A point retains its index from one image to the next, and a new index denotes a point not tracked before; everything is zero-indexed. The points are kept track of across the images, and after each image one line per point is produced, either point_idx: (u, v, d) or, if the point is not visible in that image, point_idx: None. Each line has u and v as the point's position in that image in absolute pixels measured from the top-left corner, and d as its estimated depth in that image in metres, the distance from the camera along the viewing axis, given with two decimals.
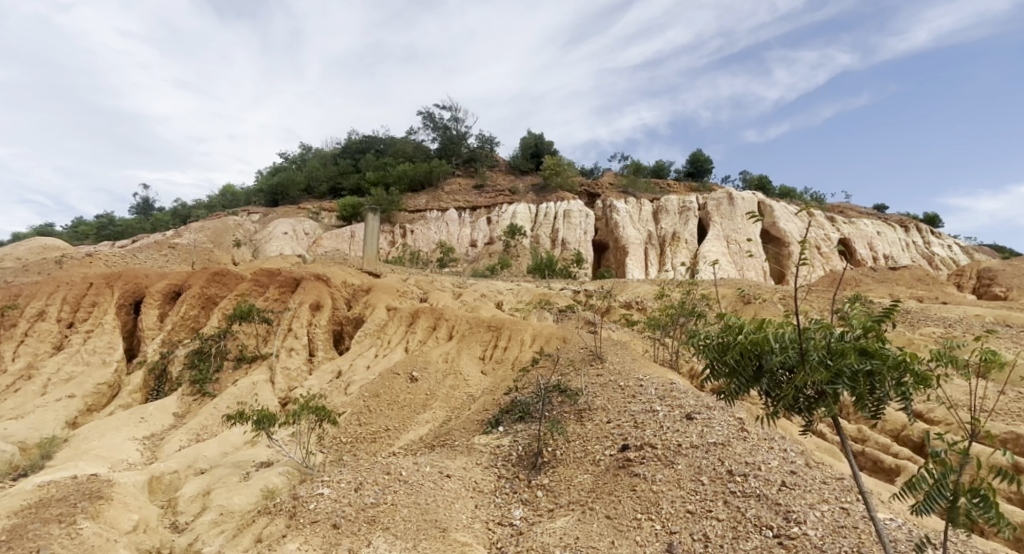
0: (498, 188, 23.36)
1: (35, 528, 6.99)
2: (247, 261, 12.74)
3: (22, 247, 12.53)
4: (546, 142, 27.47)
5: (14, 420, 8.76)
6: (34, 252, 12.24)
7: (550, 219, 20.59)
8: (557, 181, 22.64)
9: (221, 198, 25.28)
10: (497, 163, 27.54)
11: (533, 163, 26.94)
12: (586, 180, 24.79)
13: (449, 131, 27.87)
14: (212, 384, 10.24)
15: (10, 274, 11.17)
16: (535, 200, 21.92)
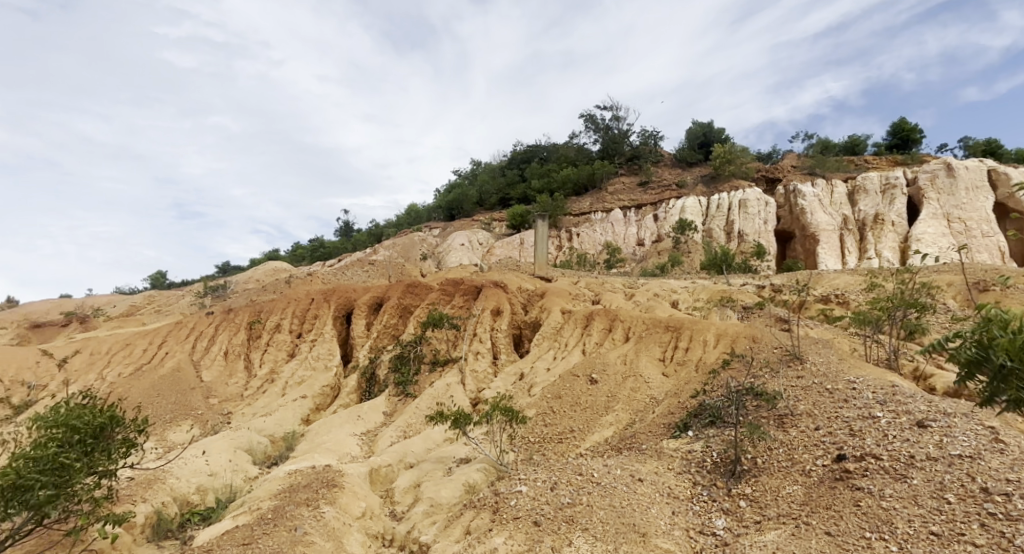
0: (664, 183, 22.75)
1: (290, 510, 8.20)
2: (433, 272, 13.82)
3: (260, 271, 14.94)
4: (716, 131, 26.14)
5: (264, 416, 10.32)
6: (268, 275, 14.48)
7: (723, 210, 19.51)
8: (728, 170, 21.38)
9: (405, 217, 27.94)
10: (662, 158, 26.70)
11: (701, 154, 25.84)
12: (763, 166, 23.09)
13: (611, 131, 27.87)
14: (413, 385, 11.16)
15: (253, 293, 13.28)
16: (706, 191, 20.90)
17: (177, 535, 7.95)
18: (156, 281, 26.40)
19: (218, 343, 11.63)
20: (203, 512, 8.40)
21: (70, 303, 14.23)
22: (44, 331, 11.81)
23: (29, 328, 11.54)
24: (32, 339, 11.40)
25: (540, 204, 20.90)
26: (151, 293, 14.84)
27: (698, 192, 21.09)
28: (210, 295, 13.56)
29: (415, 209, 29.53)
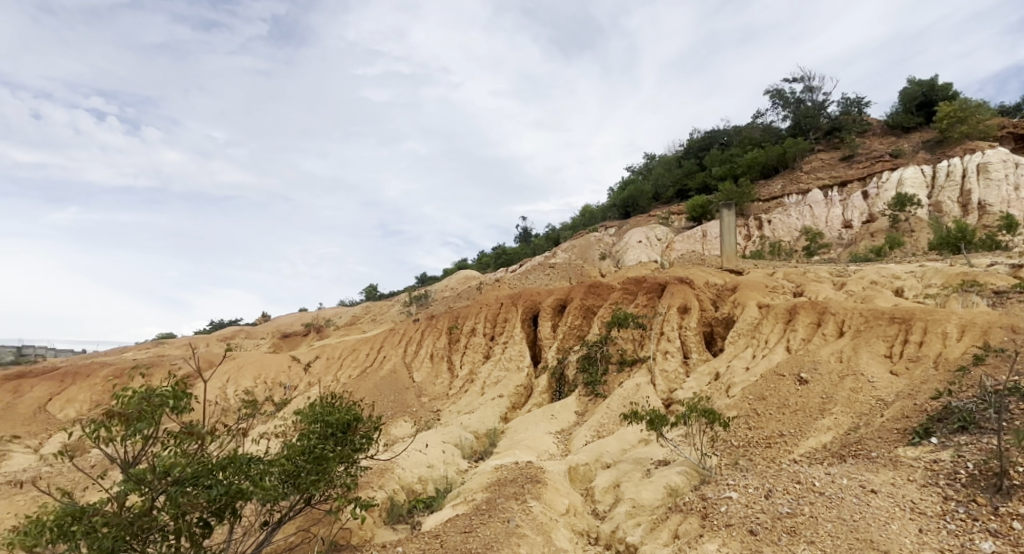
0: (874, 154, 20.24)
1: (501, 503, 8.66)
2: (613, 272, 13.82)
3: (454, 280, 16.24)
4: (941, 87, 22.50)
5: (467, 414, 11.08)
6: (460, 283, 15.66)
7: (956, 180, 16.70)
8: (962, 131, 18.38)
9: (580, 217, 28.45)
10: (870, 128, 23.78)
11: (921, 117, 22.48)
12: (1010, 121, 19.28)
13: (805, 105, 25.42)
14: (603, 385, 11.17)
15: (449, 300, 14.44)
16: (930, 159, 18.21)
17: (407, 520, 8.86)
18: (368, 293, 30.09)
19: (424, 347, 12.83)
20: (425, 500, 9.23)
21: (308, 315, 16.85)
22: (292, 340, 14.09)
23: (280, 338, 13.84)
24: (283, 347, 13.67)
25: (723, 193, 19.77)
26: (367, 303, 16.94)
27: (921, 162, 18.34)
28: (414, 304, 15.04)
29: (589, 210, 29.83)
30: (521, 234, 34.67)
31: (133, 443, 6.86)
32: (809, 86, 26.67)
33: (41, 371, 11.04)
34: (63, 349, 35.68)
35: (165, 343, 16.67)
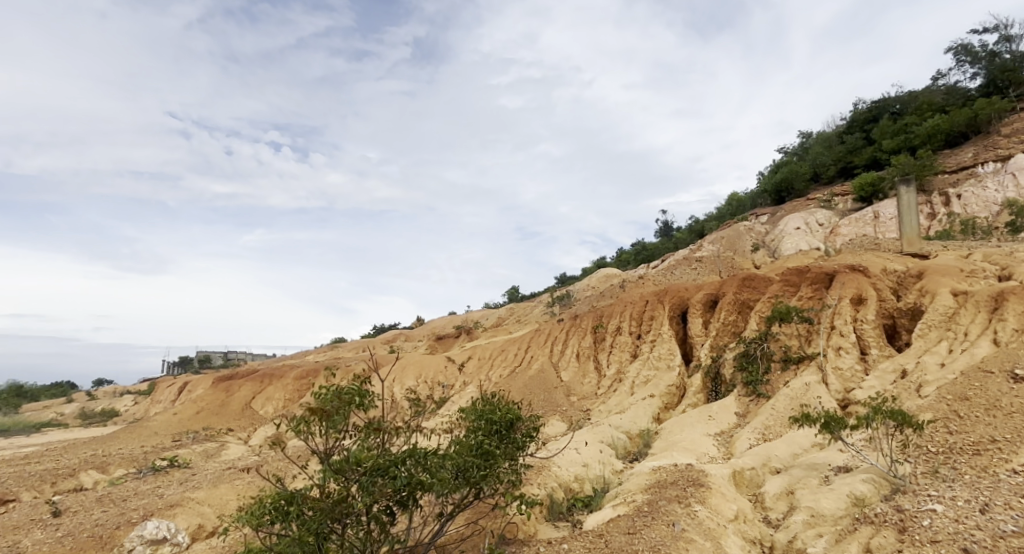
0: None
1: (664, 505, 8.32)
2: (769, 263, 13.01)
3: (595, 278, 16.29)
4: None
5: (619, 414, 10.94)
6: (602, 281, 15.64)
7: None
8: None
9: (726, 207, 27.17)
10: None
11: None
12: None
13: (1000, 57, 21.96)
14: (765, 384, 10.46)
15: (592, 300, 14.43)
16: None
17: (567, 518, 8.86)
18: (510, 296, 31.06)
19: (570, 346, 12.94)
20: (584, 499, 9.18)
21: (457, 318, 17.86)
22: (445, 342, 14.95)
23: (435, 340, 14.76)
24: (438, 348, 14.57)
25: (897, 167, 17.78)
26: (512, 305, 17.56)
27: None
28: (556, 305, 15.25)
29: (738, 197, 28.15)
30: (660, 230, 33.79)
31: (329, 436, 7.61)
32: (1005, 35, 22.97)
33: (245, 372, 12.83)
34: (253, 353, 41.47)
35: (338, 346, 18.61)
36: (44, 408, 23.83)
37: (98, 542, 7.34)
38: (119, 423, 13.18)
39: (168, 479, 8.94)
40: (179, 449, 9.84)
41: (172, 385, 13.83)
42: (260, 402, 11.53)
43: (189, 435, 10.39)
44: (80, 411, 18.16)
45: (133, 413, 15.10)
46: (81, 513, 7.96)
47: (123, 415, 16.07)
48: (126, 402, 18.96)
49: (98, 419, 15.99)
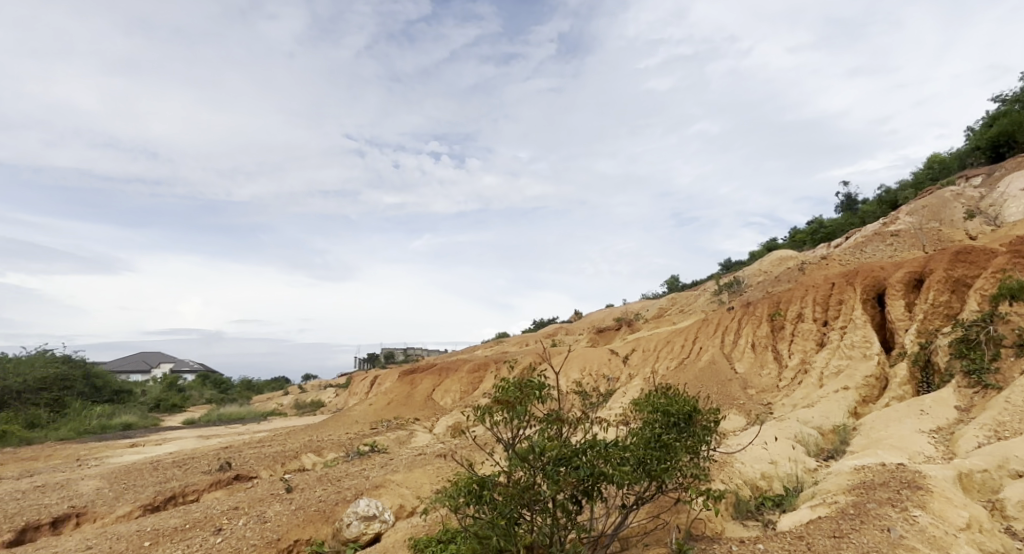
0: None
1: (873, 508, 7.35)
2: (989, 234, 11.32)
3: (766, 262, 15.43)
4: None
5: (808, 408, 10.05)
6: (775, 264, 14.79)
7: None
8: None
9: (926, 170, 23.80)
10: None
11: None
12: None
13: None
14: (993, 374, 8.87)
15: (766, 285, 13.59)
16: None
17: (757, 517, 8.23)
18: (671, 284, 30.10)
19: (744, 336, 12.21)
20: (774, 498, 8.52)
21: (617, 310, 17.96)
22: (607, 334, 14.99)
23: (597, 332, 14.88)
24: (601, 340, 14.68)
25: None
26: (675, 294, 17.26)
27: None
28: (724, 293, 14.54)
29: (939, 158, 24.51)
30: (842, 204, 30.43)
31: (514, 426, 7.87)
32: None
33: (425, 366, 13.95)
34: (422, 349, 45.04)
35: (505, 341, 19.62)
36: (273, 398, 28.27)
37: (324, 515, 8.54)
38: (326, 412, 15.08)
39: (371, 463, 9.98)
40: (376, 435, 10.95)
41: (364, 378, 15.47)
42: (440, 394, 12.44)
43: (383, 423, 11.51)
44: (295, 401, 21.17)
45: (336, 404, 17.20)
46: (308, 490, 9.20)
47: (328, 405, 18.39)
48: (330, 394, 21.72)
49: (309, 407, 18.50)
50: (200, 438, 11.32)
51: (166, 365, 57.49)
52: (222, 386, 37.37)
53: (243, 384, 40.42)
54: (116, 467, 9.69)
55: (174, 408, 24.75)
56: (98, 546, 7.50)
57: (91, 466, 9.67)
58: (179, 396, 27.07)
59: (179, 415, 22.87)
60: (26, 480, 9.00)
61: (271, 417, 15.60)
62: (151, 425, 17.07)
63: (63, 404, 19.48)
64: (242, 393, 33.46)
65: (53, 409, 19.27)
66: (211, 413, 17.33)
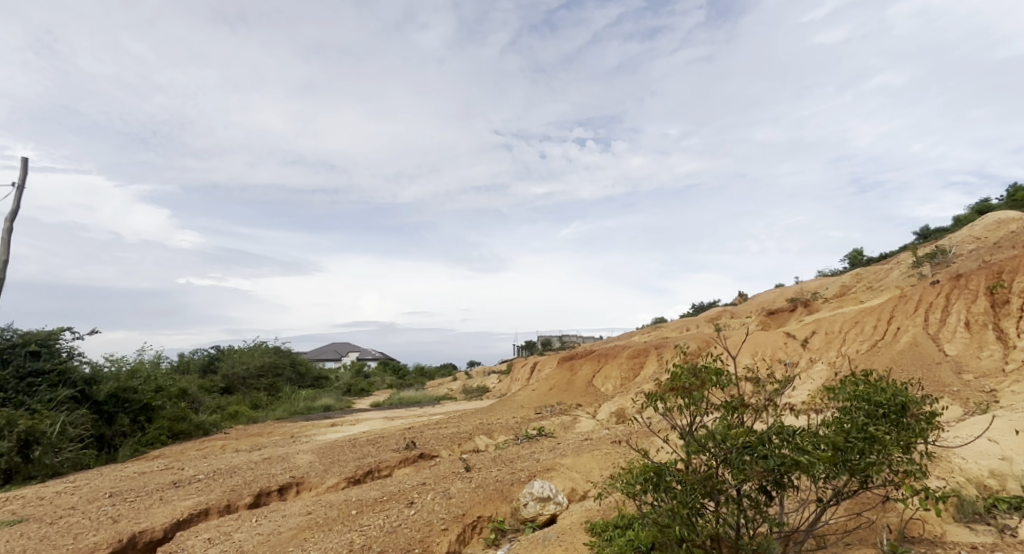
0: None
1: None
2: None
3: (978, 227, 13.44)
4: None
5: None
6: (992, 230, 12.81)
7: None
8: None
9: None
10: None
11: None
12: None
13: None
14: None
15: (982, 255, 11.81)
16: None
17: (988, 520, 7.05)
18: (853, 260, 26.99)
19: (955, 314, 10.64)
20: (1010, 500, 7.23)
21: (790, 291, 16.87)
22: (778, 317, 13.96)
23: (768, 315, 13.98)
24: (773, 323, 13.78)
25: None
26: (858, 271, 15.73)
27: None
28: (924, 265, 12.82)
29: None
30: None
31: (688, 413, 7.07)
32: None
33: (584, 352, 14.04)
34: (577, 338, 45.71)
35: (665, 325, 19.27)
36: (444, 383, 30.51)
37: (501, 494, 8.98)
38: (491, 397, 15.88)
39: (541, 446, 10.20)
40: (543, 420, 11.21)
41: (525, 365, 16.05)
42: (600, 381, 12.46)
43: (548, 408, 11.77)
44: (463, 386, 22.55)
45: (500, 390, 18.00)
46: (484, 470, 9.70)
47: (493, 391, 19.31)
48: (494, 380, 22.80)
49: (476, 393, 19.58)
50: (385, 420, 12.44)
51: (354, 354, 64.86)
52: (397, 373, 41.02)
53: (417, 371, 44.26)
54: (322, 443, 11.02)
55: (363, 393, 27.76)
56: (316, 512, 8.60)
57: (303, 441, 11.09)
58: (366, 382, 30.29)
59: (367, 398, 25.51)
60: (256, 452, 10.56)
61: (443, 401, 16.74)
62: (344, 408, 19.22)
63: (276, 388, 22.72)
64: (416, 379, 36.40)
65: (269, 392, 22.54)
66: (392, 397, 19.09)
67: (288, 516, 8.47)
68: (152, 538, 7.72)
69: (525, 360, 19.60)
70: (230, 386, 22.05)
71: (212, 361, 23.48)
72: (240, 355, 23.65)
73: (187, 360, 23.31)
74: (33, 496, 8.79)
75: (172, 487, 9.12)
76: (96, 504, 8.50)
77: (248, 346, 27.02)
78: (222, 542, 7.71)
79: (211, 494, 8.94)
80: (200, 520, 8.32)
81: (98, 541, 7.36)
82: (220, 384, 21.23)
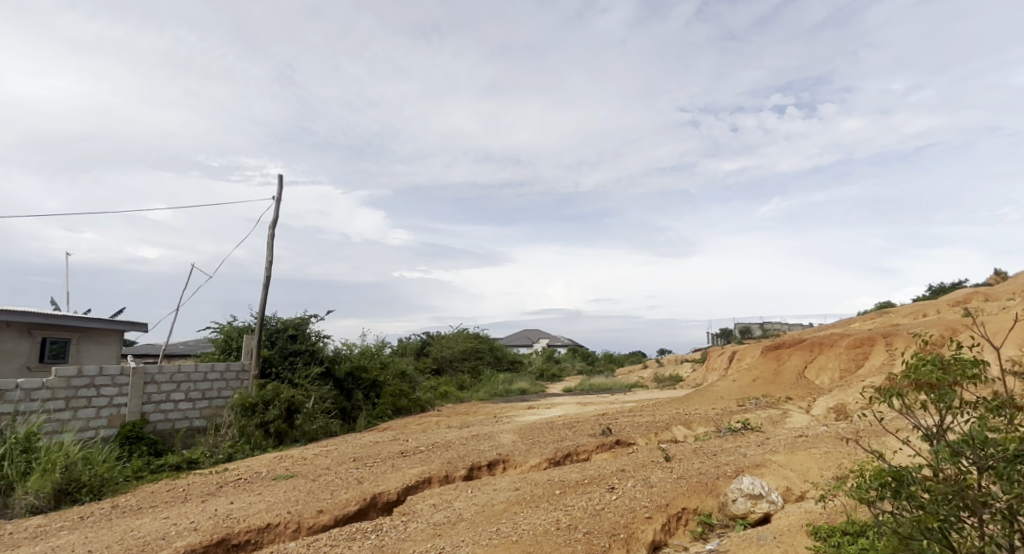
0: None
1: None
2: None
3: None
4: None
5: None
6: None
7: None
8: None
9: None
10: None
11: None
12: None
13: None
14: None
15: None
16: None
17: None
18: None
19: None
20: None
21: None
22: None
23: None
24: None
25: None
26: None
27: None
28: None
29: None
30: None
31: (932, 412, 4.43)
32: None
33: (792, 342, 12.88)
34: (775, 325, 42.30)
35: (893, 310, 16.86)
36: (635, 370, 30.47)
37: (707, 487, 8.65)
38: (687, 386, 15.40)
39: (747, 440, 9.55)
40: (746, 413, 10.49)
41: (723, 354, 15.30)
42: (813, 373, 11.38)
43: (751, 401, 10.99)
44: (655, 375, 22.19)
45: (695, 379, 17.37)
46: (686, 461, 9.39)
47: (686, 380, 18.71)
48: (688, 368, 22.10)
49: (669, 381, 19.16)
50: (579, 405, 12.71)
51: (543, 342, 67.32)
52: (585, 359, 41.95)
53: (605, 357, 44.89)
54: (522, 424, 11.62)
55: (555, 378, 28.88)
56: (523, 489, 9.12)
57: (505, 422, 11.81)
58: (557, 367, 31.61)
59: (561, 383, 26.36)
60: (465, 429, 11.52)
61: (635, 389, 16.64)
62: (539, 392, 20.12)
63: (479, 371, 24.59)
64: (608, 366, 36.74)
65: (473, 374, 24.47)
66: (584, 383, 19.56)
67: (499, 491, 9.10)
68: (388, 500, 8.83)
69: (721, 349, 18.65)
70: (441, 368, 24.41)
71: (425, 345, 26.18)
72: (446, 340, 26.08)
73: (405, 343, 26.31)
74: (299, 456, 10.66)
75: (400, 456, 10.34)
76: (344, 466, 9.98)
77: (453, 331, 29.78)
78: (445, 509, 8.57)
79: (431, 464, 9.96)
80: (425, 487, 9.32)
81: (349, 498, 8.65)
82: (431, 366, 23.69)
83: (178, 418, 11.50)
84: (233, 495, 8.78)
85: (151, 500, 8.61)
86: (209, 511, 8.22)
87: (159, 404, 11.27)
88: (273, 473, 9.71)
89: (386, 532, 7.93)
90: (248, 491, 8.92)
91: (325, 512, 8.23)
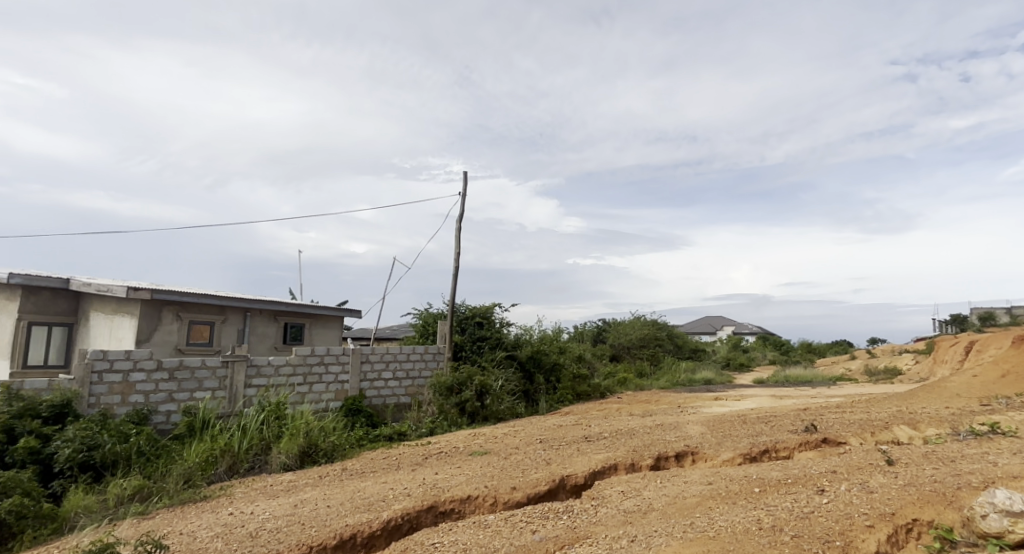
0: None
1: None
2: None
3: None
4: None
5: None
6: None
7: None
8: None
9: None
10: None
11: None
12: None
13: None
14: None
15: None
16: None
17: None
18: None
19: None
20: None
21: None
22: None
23: None
24: None
25: None
26: None
27: None
28: None
29: None
30: None
31: None
32: None
33: None
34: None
35: None
36: (838, 362, 27.48)
37: (944, 499, 7.48)
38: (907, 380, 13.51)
39: (996, 447, 8.06)
40: (993, 415, 8.85)
41: (956, 345, 13.11)
42: None
43: (999, 400, 9.24)
44: (864, 367, 19.77)
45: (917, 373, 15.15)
46: (914, 466, 8.21)
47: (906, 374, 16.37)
48: (907, 360, 19.35)
49: (882, 375, 16.95)
50: (774, 398, 11.75)
51: (726, 330, 63.68)
52: (775, 348, 38.86)
53: (802, 346, 41.18)
54: (710, 415, 11.09)
55: (742, 368, 27.22)
56: (718, 483, 8.67)
57: (691, 412, 11.36)
58: (746, 356, 29.80)
59: (754, 373, 24.81)
60: (649, 418, 11.31)
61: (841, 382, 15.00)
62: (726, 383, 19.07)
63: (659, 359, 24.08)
64: (805, 357, 33.40)
65: (652, 362, 24.05)
66: (777, 374, 18.14)
67: (690, 483, 8.78)
68: (577, 482, 9.00)
69: (952, 338, 15.99)
70: (618, 355, 24.39)
71: (602, 331, 26.28)
72: (623, 327, 25.90)
73: (583, 330, 26.68)
74: (491, 434, 11.35)
75: (585, 441, 10.48)
76: (533, 446, 10.40)
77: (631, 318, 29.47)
78: (634, 497, 8.49)
79: (617, 451, 9.96)
80: (612, 473, 9.33)
81: (540, 478, 9.00)
82: (609, 353, 23.76)
83: (388, 394, 12.95)
84: (438, 466, 9.62)
85: (371, 465, 9.77)
86: (419, 479, 9.10)
87: (373, 382, 12.76)
88: (469, 448, 10.45)
89: (577, 514, 8.09)
90: (449, 464, 9.71)
91: (518, 490, 8.63)
